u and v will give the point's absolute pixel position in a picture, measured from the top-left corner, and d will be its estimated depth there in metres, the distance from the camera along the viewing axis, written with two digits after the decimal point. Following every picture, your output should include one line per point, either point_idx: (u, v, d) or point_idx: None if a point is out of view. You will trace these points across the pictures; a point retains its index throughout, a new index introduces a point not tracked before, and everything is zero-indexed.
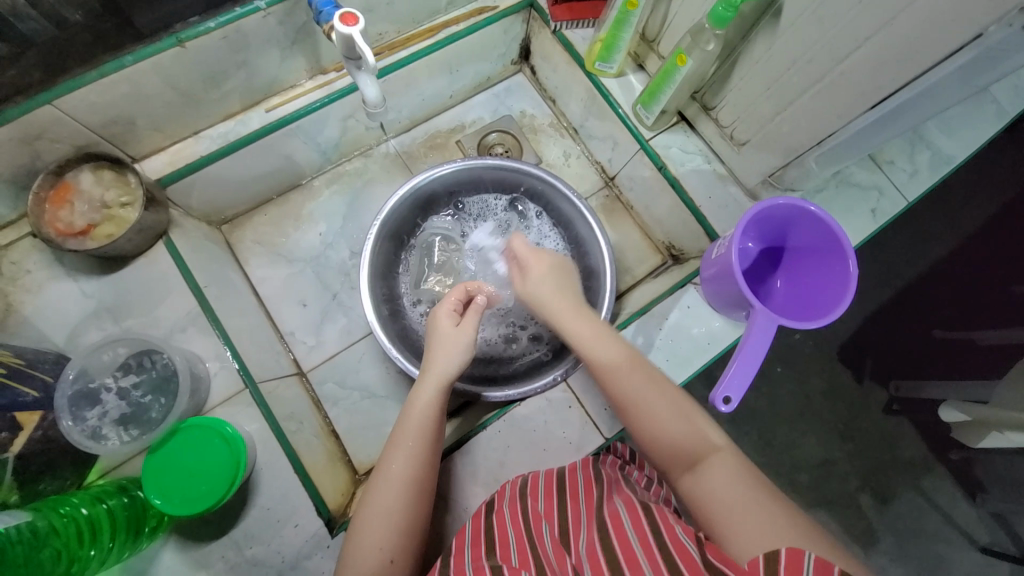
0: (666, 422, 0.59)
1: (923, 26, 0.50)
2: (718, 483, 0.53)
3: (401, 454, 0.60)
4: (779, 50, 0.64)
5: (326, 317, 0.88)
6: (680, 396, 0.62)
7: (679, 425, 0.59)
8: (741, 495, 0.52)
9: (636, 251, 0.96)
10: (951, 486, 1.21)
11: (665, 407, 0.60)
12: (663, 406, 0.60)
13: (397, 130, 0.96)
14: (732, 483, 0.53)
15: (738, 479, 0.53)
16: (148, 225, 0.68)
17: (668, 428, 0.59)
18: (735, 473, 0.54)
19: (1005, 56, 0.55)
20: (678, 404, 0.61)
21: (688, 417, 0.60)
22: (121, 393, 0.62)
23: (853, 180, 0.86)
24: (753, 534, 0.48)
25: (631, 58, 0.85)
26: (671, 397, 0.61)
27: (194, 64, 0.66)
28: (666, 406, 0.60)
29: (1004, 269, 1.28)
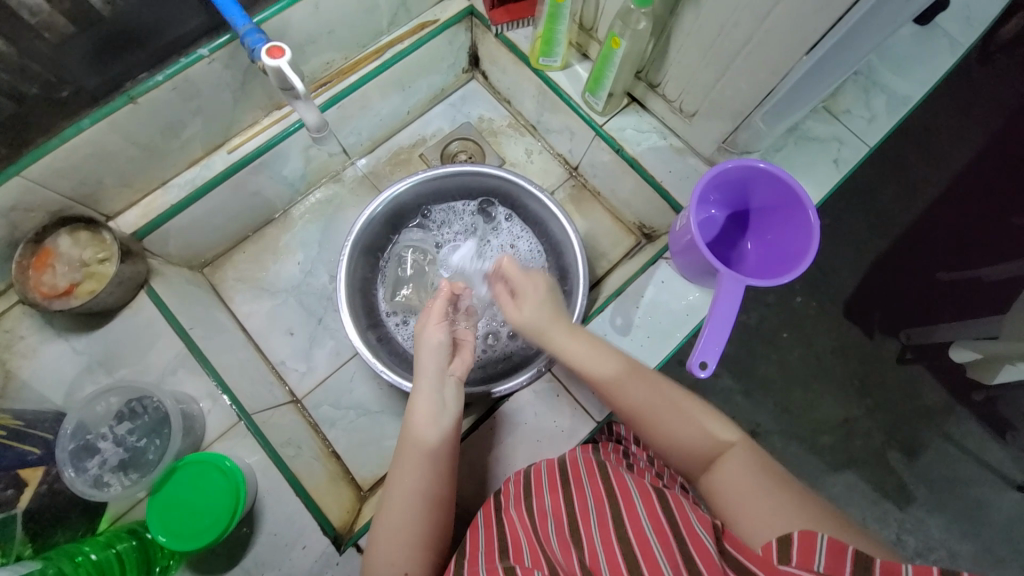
0: (673, 426, 0.60)
1: None
2: (733, 480, 0.55)
3: (406, 467, 0.60)
4: (707, 18, 0.65)
5: (315, 342, 0.90)
6: (687, 399, 0.62)
7: (689, 428, 0.60)
8: (755, 486, 0.53)
9: (609, 234, 0.97)
10: (975, 428, 1.19)
11: (673, 414, 0.61)
12: (672, 414, 0.61)
13: (361, 152, 0.99)
14: (746, 477, 0.54)
15: (752, 473, 0.55)
16: (128, 276, 0.71)
17: (679, 433, 0.60)
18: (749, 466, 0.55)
19: None
20: (686, 408, 0.61)
21: (699, 419, 0.60)
22: (117, 440, 0.64)
23: (811, 133, 0.86)
24: (770, 525, 0.50)
25: (574, 49, 0.87)
26: (676, 401, 0.62)
27: (150, 117, 0.69)
28: (674, 412, 0.61)
29: (992, 202, 1.26)
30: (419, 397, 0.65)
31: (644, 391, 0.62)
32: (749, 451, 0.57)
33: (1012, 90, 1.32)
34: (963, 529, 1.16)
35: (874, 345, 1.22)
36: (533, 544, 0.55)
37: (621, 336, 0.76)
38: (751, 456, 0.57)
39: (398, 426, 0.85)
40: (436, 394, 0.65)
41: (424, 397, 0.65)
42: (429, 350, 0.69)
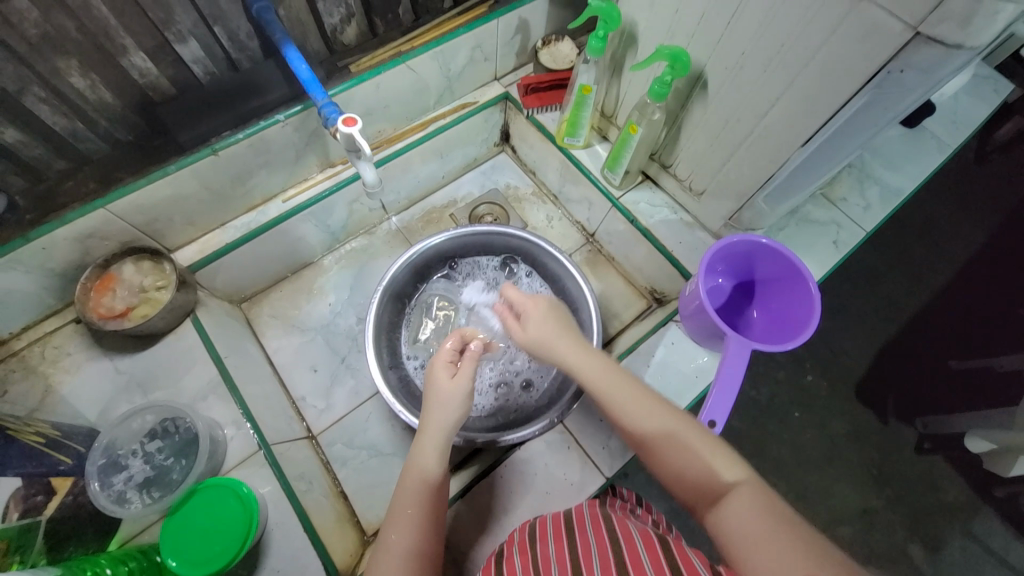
0: (680, 459, 0.57)
1: (823, 81, 0.60)
2: (738, 519, 0.50)
3: (402, 518, 0.60)
4: (713, 113, 0.75)
5: (336, 381, 0.94)
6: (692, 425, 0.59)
7: (693, 456, 0.57)
8: (761, 529, 0.48)
9: (622, 297, 1.03)
10: (996, 525, 1.14)
11: (675, 441, 0.59)
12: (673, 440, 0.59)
13: (397, 209, 1.09)
14: (753, 515, 0.49)
15: (759, 514, 0.49)
16: (178, 304, 0.77)
17: (682, 461, 0.57)
18: (756, 502, 0.50)
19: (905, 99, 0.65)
20: (690, 437, 0.59)
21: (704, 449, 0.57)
22: (146, 458, 0.67)
23: (811, 217, 0.94)
24: (776, 573, 0.44)
25: (596, 132, 0.98)
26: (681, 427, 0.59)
27: (225, 168, 0.79)
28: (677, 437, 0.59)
29: (996, 293, 1.31)
30: (426, 445, 0.65)
31: (645, 411, 0.61)
32: (758, 489, 0.52)
33: (1005, 190, 1.41)
34: None
35: (884, 427, 1.22)
36: None
37: None
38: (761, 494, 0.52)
39: None
40: (440, 444, 0.65)
41: (428, 447, 0.64)
42: (441, 397, 0.67)
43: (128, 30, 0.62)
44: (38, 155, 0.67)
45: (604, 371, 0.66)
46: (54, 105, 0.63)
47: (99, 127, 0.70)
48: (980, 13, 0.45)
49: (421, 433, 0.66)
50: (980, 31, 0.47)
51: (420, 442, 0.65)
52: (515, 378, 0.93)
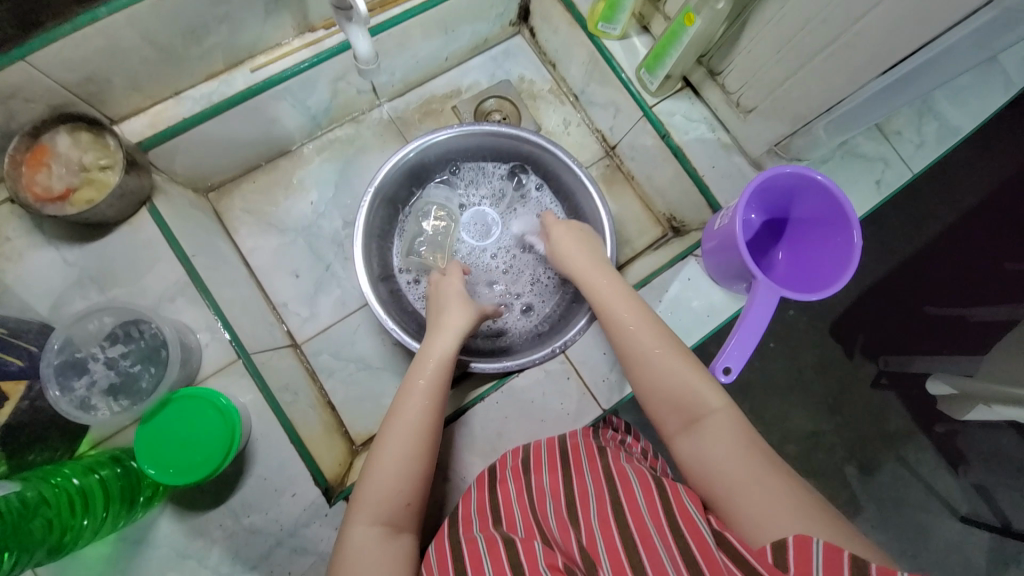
0: (669, 376, 0.59)
1: None
2: (714, 448, 0.53)
3: (421, 389, 0.60)
4: (793, 9, 0.61)
5: (320, 288, 0.86)
6: (685, 351, 0.61)
7: (681, 382, 0.59)
8: (736, 462, 0.51)
9: (636, 222, 0.94)
10: (934, 459, 1.24)
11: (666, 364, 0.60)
12: (667, 364, 0.60)
13: (390, 95, 0.93)
14: (730, 443, 0.53)
15: (735, 444, 0.53)
16: (130, 189, 0.66)
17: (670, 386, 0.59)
18: (730, 432, 0.54)
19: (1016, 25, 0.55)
20: (680, 364, 0.60)
21: (692, 376, 0.59)
22: (109, 363, 0.61)
23: (859, 150, 0.84)
24: (755, 510, 0.48)
25: (635, 19, 0.81)
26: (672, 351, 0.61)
27: (174, 17, 0.62)
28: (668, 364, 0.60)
29: (1008, 243, 1.26)
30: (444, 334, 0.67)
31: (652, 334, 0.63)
32: (735, 417, 0.56)
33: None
34: (908, 549, 1.21)
35: (858, 368, 1.25)
36: (528, 529, 0.52)
37: None
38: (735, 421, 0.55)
39: (397, 386, 0.83)
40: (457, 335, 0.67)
41: (444, 336, 0.66)
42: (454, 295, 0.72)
43: None
44: None
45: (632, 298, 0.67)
46: None
47: None
48: None
49: (436, 329, 0.68)
50: None
51: (433, 334, 0.67)
52: (516, 300, 0.87)
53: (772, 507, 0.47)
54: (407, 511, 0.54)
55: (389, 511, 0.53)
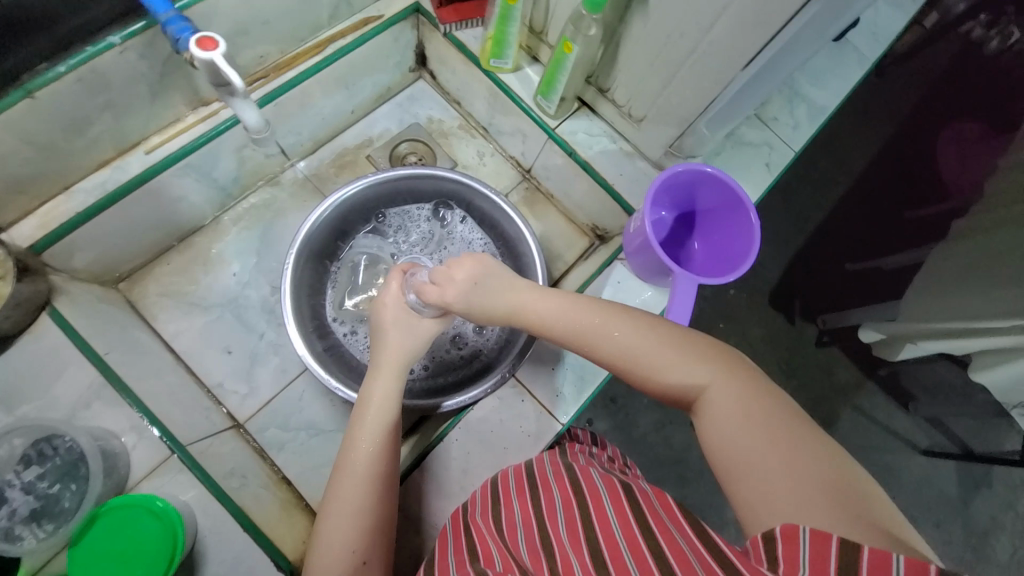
0: (664, 368, 0.51)
1: None
2: (719, 431, 0.47)
3: (364, 437, 0.55)
4: (655, 27, 0.67)
5: (257, 360, 0.84)
6: (677, 334, 0.53)
7: (678, 365, 0.51)
8: (743, 441, 0.45)
9: (563, 236, 0.98)
10: (884, 404, 1.32)
11: (654, 347, 0.52)
12: (654, 350, 0.52)
13: (302, 153, 0.93)
14: (736, 417, 0.47)
15: (742, 422, 0.46)
16: (26, 297, 0.61)
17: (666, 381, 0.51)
18: (733, 406, 0.47)
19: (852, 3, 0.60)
20: (669, 343, 0.52)
21: (685, 354, 0.51)
22: (26, 488, 0.57)
23: (745, 139, 0.92)
24: (764, 494, 0.42)
25: (524, 51, 0.86)
26: (653, 334, 0.53)
27: (50, 113, 0.60)
28: (659, 345, 0.52)
29: (897, 196, 1.39)
30: (381, 375, 0.59)
31: (623, 331, 0.53)
32: (737, 386, 0.49)
33: (914, 91, 1.45)
34: None
35: (797, 332, 1.33)
36: (504, 558, 0.49)
37: None
38: (742, 388, 0.48)
39: None
40: (399, 375, 0.60)
41: (382, 377, 0.59)
42: (395, 328, 0.62)
43: None
44: None
45: (565, 303, 0.57)
46: None
47: None
48: None
49: (375, 367, 0.60)
50: None
51: (374, 375, 0.59)
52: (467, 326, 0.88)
53: (779, 489, 0.42)
54: (365, 568, 0.50)
55: (347, 574, 0.49)
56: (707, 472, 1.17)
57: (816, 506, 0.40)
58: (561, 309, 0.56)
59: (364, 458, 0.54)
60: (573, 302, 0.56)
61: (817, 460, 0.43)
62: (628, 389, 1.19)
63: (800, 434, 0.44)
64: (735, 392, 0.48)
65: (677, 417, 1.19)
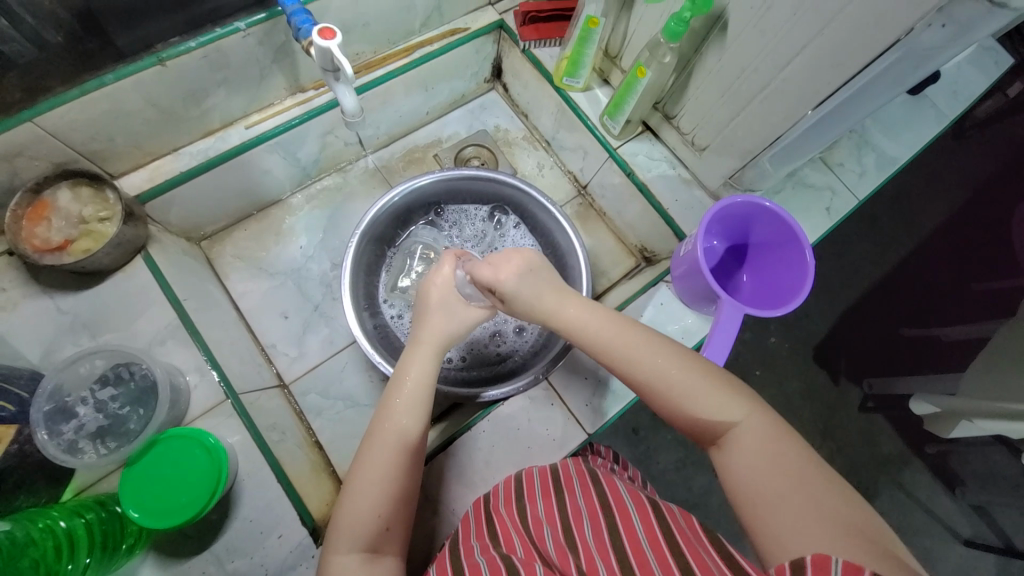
0: (693, 397, 0.51)
1: (860, 27, 0.54)
2: (749, 468, 0.47)
3: (399, 415, 0.57)
4: (729, 60, 0.69)
5: (309, 329, 0.89)
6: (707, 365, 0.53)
7: (713, 397, 0.51)
8: (775, 480, 0.45)
9: (610, 254, 1.00)
10: (930, 480, 1.23)
11: (686, 375, 0.52)
12: (686, 378, 0.52)
13: (376, 146, 1.00)
14: (766, 456, 0.47)
15: (771, 461, 0.46)
16: (126, 239, 0.69)
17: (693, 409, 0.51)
18: (762, 445, 0.48)
19: (936, 58, 0.60)
20: (701, 373, 0.52)
21: (715, 386, 0.51)
22: (97, 406, 0.63)
23: (807, 181, 0.91)
24: (789, 530, 0.43)
25: (596, 74, 0.90)
26: (686, 362, 0.53)
27: (176, 81, 0.68)
28: (688, 373, 0.53)
29: (966, 262, 1.32)
30: (421, 354, 0.61)
31: (655, 353, 0.54)
32: (767, 423, 0.49)
33: (994, 157, 1.40)
34: None
35: (840, 390, 1.27)
36: (528, 550, 0.50)
37: None
38: (771, 428, 0.49)
39: None
40: (437, 355, 0.63)
41: (421, 356, 0.61)
42: (438, 311, 0.64)
43: None
44: None
45: (595, 314, 0.58)
46: None
47: (24, 23, 0.59)
48: None
49: (414, 345, 0.63)
50: None
51: (411, 352, 0.62)
52: (507, 325, 0.91)
53: (814, 530, 0.42)
54: (388, 533, 0.53)
55: (371, 536, 0.52)
56: (727, 517, 1.13)
57: (843, 547, 0.40)
58: (601, 323, 0.57)
59: (395, 430, 0.56)
60: (605, 319, 0.58)
61: (844, 505, 0.43)
62: (654, 419, 1.18)
63: (826, 479, 0.45)
64: (765, 431, 0.48)
65: (701, 455, 1.16)
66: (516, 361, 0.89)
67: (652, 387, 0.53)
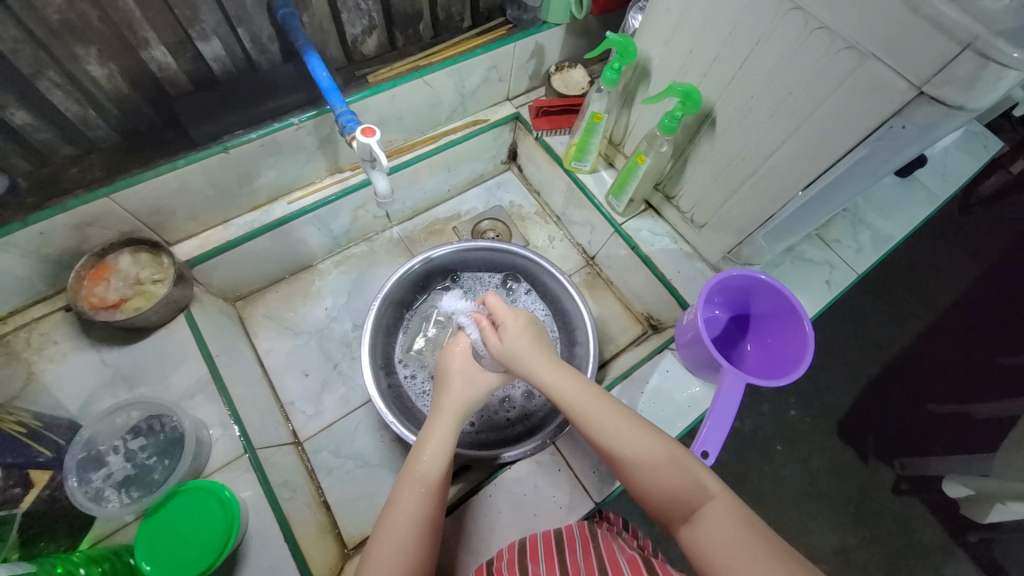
0: (659, 472, 0.56)
1: (829, 122, 0.61)
2: (712, 535, 0.50)
3: (416, 485, 0.59)
4: (719, 150, 0.78)
5: (326, 387, 0.93)
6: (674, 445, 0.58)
7: (680, 475, 0.55)
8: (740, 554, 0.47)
9: (618, 321, 1.04)
10: (973, 574, 1.13)
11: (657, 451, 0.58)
12: (658, 456, 0.57)
13: (401, 219, 1.10)
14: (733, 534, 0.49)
15: (735, 530, 0.49)
16: (174, 299, 0.77)
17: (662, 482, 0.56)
18: (730, 521, 0.50)
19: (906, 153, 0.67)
20: (672, 453, 0.57)
21: (682, 466, 0.56)
22: (127, 456, 0.66)
23: (805, 256, 0.96)
24: None
25: (602, 158, 1.00)
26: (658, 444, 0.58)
27: (234, 165, 0.79)
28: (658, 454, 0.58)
29: (982, 337, 1.31)
30: (442, 419, 0.65)
31: (628, 429, 0.60)
32: (733, 503, 0.52)
33: (996, 236, 1.44)
34: None
35: (865, 468, 1.21)
36: None
37: None
38: (736, 509, 0.52)
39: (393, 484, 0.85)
40: (457, 421, 0.66)
41: (441, 425, 0.65)
42: (458, 376, 0.70)
43: (151, 24, 0.63)
44: (46, 138, 0.66)
45: (576, 382, 0.65)
46: (67, 90, 0.63)
47: (110, 115, 0.69)
48: (982, 78, 0.48)
49: (436, 415, 0.66)
50: (983, 94, 0.50)
51: (433, 421, 0.66)
52: (516, 391, 0.94)
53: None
54: None
55: None
56: None
57: None
58: (579, 392, 0.63)
59: (416, 497, 0.58)
60: (586, 389, 0.64)
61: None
62: None
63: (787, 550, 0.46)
64: (728, 505, 0.52)
65: None
66: (523, 428, 0.90)
67: (626, 462, 0.59)
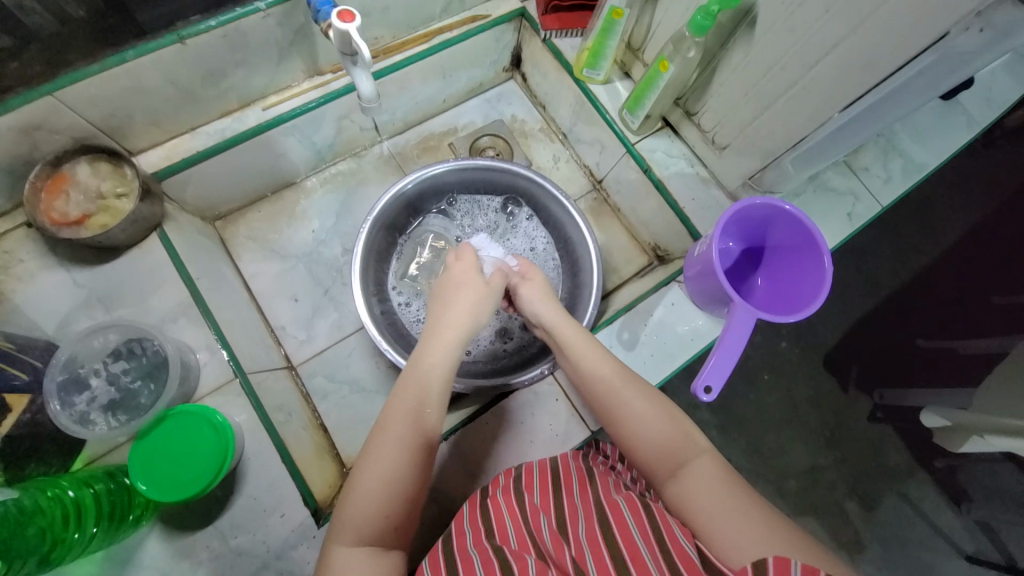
0: (657, 429, 0.57)
1: (894, 22, 0.52)
2: (702, 491, 0.51)
3: (405, 415, 0.57)
4: (756, 56, 0.67)
5: (318, 312, 0.90)
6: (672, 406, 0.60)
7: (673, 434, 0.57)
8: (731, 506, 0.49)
9: (623, 251, 0.99)
10: (935, 495, 1.20)
11: (656, 409, 0.58)
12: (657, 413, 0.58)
13: (391, 132, 0.99)
14: (722, 490, 0.51)
15: (724, 487, 0.51)
16: (142, 216, 0.70)
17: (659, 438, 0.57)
18: (717, 480, 0.52)
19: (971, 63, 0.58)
20: (669, 413, 0.59)
21: (679, 426, 0.57)
22: (110, 379, 0.64)
23: (829, 185, 0.89)
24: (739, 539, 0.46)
25: (618, 66, 0.89)
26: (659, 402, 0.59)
27: (195, 60, 0.68)
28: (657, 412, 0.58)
29: (990, 276, 1.29)
30: (441, 340, 0.63)
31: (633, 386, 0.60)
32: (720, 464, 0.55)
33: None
34: None
35: (850, 400, 1.24)
36: (521, 547, 0.50)
37: (625, 350, 0.77)
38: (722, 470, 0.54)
39: None
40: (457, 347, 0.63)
41: (440, 347, 0.62)
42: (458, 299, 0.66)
43: None
44: None
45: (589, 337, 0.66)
46: None
47: None
48: None
49: (431, 336, 0.64)
50: None
51: (428, 342, 0.63)
52: (514, 321, 0.92)
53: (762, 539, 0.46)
54: (389, 535, 0.52)
55: (372, 538, 0.51)
56: None
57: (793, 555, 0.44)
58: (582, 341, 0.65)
59: (404, 428, 0.56)
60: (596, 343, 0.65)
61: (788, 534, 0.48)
62: None
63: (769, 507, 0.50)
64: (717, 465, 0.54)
65: None
66: (520, 358, 0.88)
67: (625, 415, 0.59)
